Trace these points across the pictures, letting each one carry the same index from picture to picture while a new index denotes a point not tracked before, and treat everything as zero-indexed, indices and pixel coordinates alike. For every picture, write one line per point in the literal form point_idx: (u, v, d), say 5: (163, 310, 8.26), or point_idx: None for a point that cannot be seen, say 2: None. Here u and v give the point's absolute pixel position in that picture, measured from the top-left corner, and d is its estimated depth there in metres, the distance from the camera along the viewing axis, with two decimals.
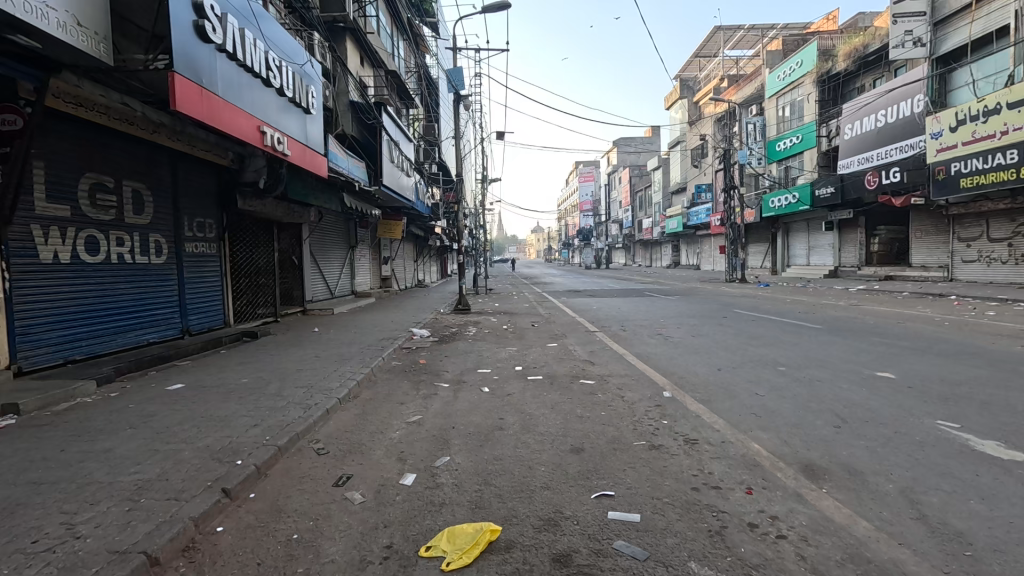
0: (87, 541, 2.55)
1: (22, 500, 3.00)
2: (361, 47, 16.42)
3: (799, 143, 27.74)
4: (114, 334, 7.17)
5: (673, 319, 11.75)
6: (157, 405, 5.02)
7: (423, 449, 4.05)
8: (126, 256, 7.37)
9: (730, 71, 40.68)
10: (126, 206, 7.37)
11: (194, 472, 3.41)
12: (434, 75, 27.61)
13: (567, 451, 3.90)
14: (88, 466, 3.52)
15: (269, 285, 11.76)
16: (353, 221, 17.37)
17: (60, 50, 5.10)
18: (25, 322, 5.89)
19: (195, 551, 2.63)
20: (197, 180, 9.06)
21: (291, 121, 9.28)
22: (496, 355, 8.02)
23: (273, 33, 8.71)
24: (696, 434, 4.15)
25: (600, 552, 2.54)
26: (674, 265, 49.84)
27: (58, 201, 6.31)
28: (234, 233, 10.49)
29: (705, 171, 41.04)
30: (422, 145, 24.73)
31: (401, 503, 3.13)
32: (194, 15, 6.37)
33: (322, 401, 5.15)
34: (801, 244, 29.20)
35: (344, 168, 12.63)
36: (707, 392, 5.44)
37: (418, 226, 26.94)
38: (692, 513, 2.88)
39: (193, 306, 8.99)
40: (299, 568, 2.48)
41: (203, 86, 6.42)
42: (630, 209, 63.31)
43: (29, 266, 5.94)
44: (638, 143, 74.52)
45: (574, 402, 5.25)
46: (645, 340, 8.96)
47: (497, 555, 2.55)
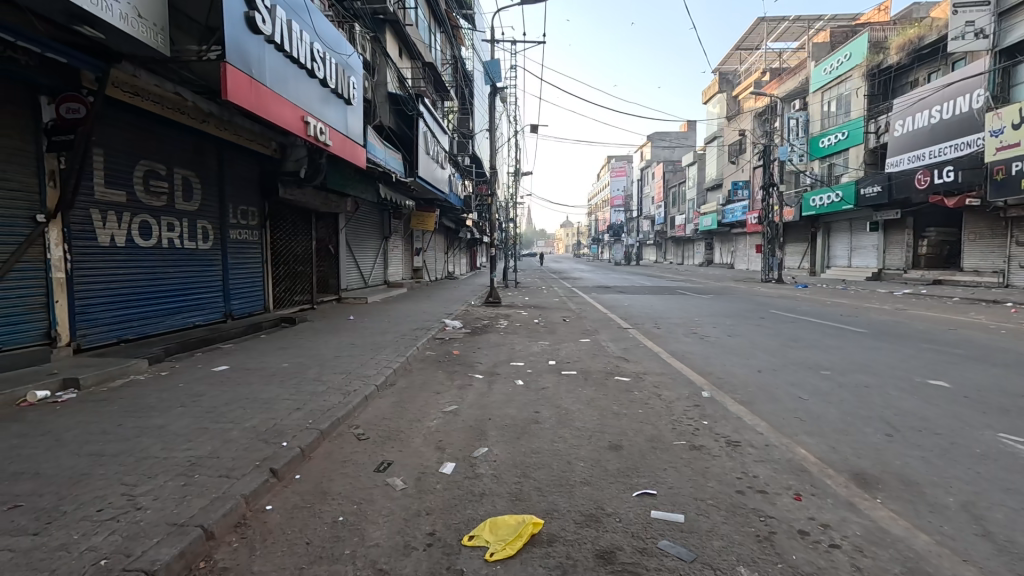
0: (146, 513, 2.66)
1: (86, 471, 3.16)
2: (400, 38, 16.53)
3: (844, 140, 26.66)
4: (163, 316, 7.46)
5: (707, 318, 11.50)
6: (204, 385, 5.22)
7: (460, 440, 4.07)
8: (175, 242, 7.66)
9: (772, 64, 39.37)
10: (176, 193, 7.65)
11: (241, 451, 3.52)
12: (469, 68, 27.66)
13: (605, 448, 3.86)
14: (143, 441, 3.66)
15: (306, 273, 12.05)
16: (388, 212, 17.63)
17: (122, 42, 5.30)
18: (84, 301, 6.17)
19: (247, 528, 2.72)
20: (242, 169, 9.33)
21: (332, 112, 9.42)
22: (529, 349, 8.02)
23: (319, 25, 8.86)
24: (738, 436, 4.05)
25: (645, 551, 2.51)
26: (708, 263, 48.90)
27: (115, 187, 6.58)
28: (275, 221, 10.78)
29: (743, 168, 39.96)
30: (456, 138, 24.83)
31: (442, 491, 3.16)
32: (246, 7, 6.51)
33: (360, 388, 5.25)
34: (842, 245, 28.19)
35: (381, 159, 12.78)
36: (746, 393, 5.31)
37: (451, 219, 27.23)
38: (738, 517, 2.81)
39: (236, 291, 9.29)
40: (345, 550, 2.53)
41: (252, 76, 6.57)
42: (662, 206, 62.24)
43: (89, 249, 6.21)
44: (673, 138, 73.05)
45: (610, 399, 5.20)
46: (680, 339, 8.79)
47: (540, 548, 2.54)
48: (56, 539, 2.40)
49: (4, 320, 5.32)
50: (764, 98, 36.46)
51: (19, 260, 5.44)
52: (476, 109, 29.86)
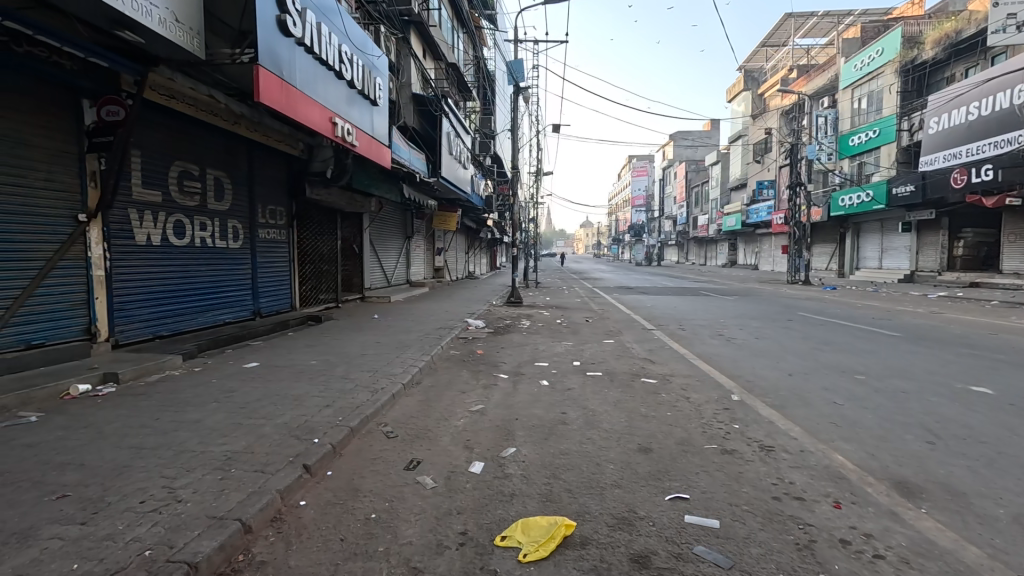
0: (186, 506, 2.72)
1: (126, 463, 3.24)
2: (423, 38, 16.64)
3: (875, 138, 25.94)
4: (195, 313, 7.64)
5: (734, 320, 11.32)
6: (236, 382, 5.34)
7: (488, 439, 4.08)
8: (207, 241, 7.84)
9: (800, 61, 38.54)
10: (208, 193, 7.85)
11: (274, 447, 3.57)
12: (492, 68, 27.81)
13: (635, 450, 3.81)
14: (180, 435, 3.76)
15: (331, 272, 12.23)
16: (411, 211, 17.80)
17: (160, 46, 5.44)
18: (122, 298, 6.37)
19: (282, 523, 2.76)
20: (271, 169, 9.51)
21: (359, 113, 9.54)
22: (552, 349, 8.00)
23: (347, 27, 8.98)
24: (771, 441, 3.97)
25: (680, 556, 2.47)
26: (731, 264, 48.19)
27: (150, 188, 6.76)
28: (302, 221, 10.98)
29: (768, 167, 39.24)
30: (478, 138, 24.95)
31: (472, 490, 3.16)
32: (278, 10, 6.64)
33: (388, 386, 5.30)
34: (872, 246, 27.46)
35: (405, 159, 12.90)
36: (778, 397, 5.20)
37: (472, 219, 27.36)
38: (775, 524, 2.74)
39: (264, 290, 9.48)
40: (379, 547, 2.55)
41: (283, 78, 6.69)
42: (684, 206, 61.51)
43: (126, 248, 6.40)
44: (696, 137, 72.14)
45: (637, 400, 5.16)
46: (706, 341, 8.65)
47: (573, 551, 2.52)
48: (102, 529, 2.47)
49: (47, 316, 5.49)
50: (792, 96, 35.73)
51: (63, 258, 5.63)
52: (499, 109, 29.98)
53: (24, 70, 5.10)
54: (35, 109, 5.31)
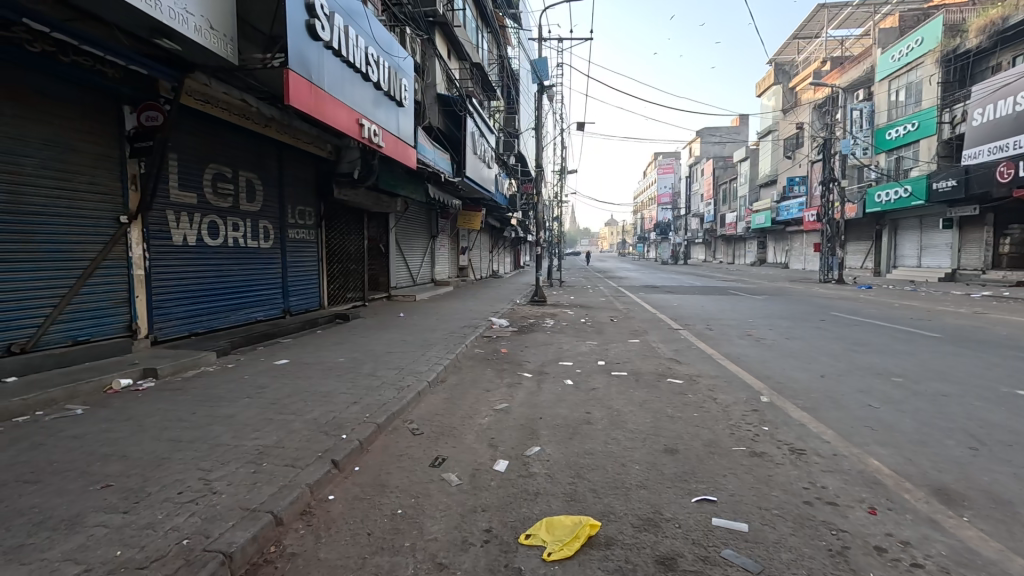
0: (222, 497, 2.82)
1: (165, 456, 3.37)
2: (448, 39, 16.76)
3: (914, 131, 24.97)
4: (229, 311, 7.89)
5: (762, 320, 11.04)
6: (267, 378, 5.49)
7: (512, 437, 4.10)
8: (239, 241, 8.08)
9: (833, 53, 37.38)
10: (241, 194, 8.08)
11: (304, 442, 3.66)
12: (515, 67, 27.83)
13: (661, 451, 3.77)
14: (214, 429, 3.88)
15: (358, 271, 12.43)
16: (436, 211, 17.95)
17: (196, 52, 5.63)
18: (160, 296, 6.62)
19: (312, 516, 2.83)
20: (300, 171, 9.73)
21: (385, 114, 9.68)
22: (577, 348, 7.97)
23: (373, 29, 9.11)
24: (803, 444, 3.87)
25: (707, 559, 2.43)
26: (760, 262, 47.14)
27: (187, 190, 7.01)
28: (330, 221, 11.20)
29: (800, 163, 38.19)
30: (503, 138, 25.00)
31: (496, 489, 3.18)
32: (307, 15, 6.78)
33: (413, 384, 5.37)
34: (910, 243, 26.48)
35: (430, 159, 13.01)
36: (810, 399, 5.05)
37: (496, 218, 27.46)
38: (807, 529, 2.67)
39: (294, 288, 9.71)
40: (405, 542, 2.58)
41: (312, 81, 6.83)
42: (711, 203, 60.36)
43: (164, 248, 6.65)
44: (724, 133, 70.75)
45: (663, 401, 5.09)
46: (734, 341, 8.47)
47: (598, 551, 2.51)
48: (143, 518, 2.58)
49: (93, 313, 5.74)
50: (825, 89, 34.67)
51: (106, 259, 5.87)
52: (522, 109, 29.99)
53: (70, 79, 5.35)
54: (80, 116, 5.55)
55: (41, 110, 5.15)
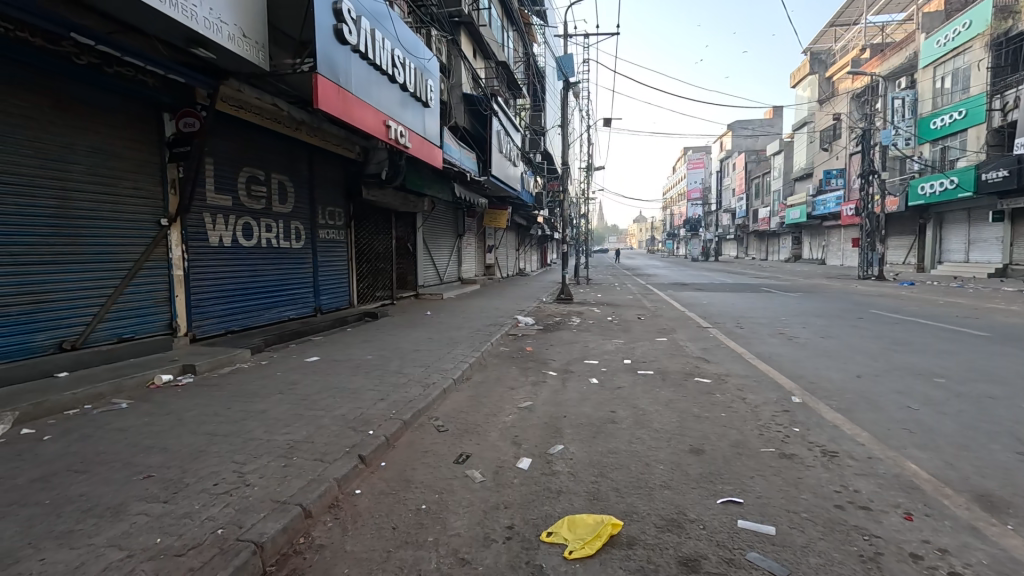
0: (254, 490, 2.93)
1: (202, 449, 3.52)
2: (473, 38, 16.86)
3: (961, 119, 23.76)
4: (262, 310, 8.15)
5: (796, 318, 10.72)
6: (298, 375, 5.66)
7: (536, 435, 4.11)
8: (272, 241, 8.33)
9: (873, 40, 35.88)
10: (273, 197, 8.33)
11: (333, 437, 3.76)
12: (541, 65, 27.78)
13: (686, 451, 3.73)
14: (248, 424, 4.03)
15: (386, 270, 12.65)
16: (463, 210, 18.12)
17: (230, 60, 5.83)
18: (199, 296, 6.90)
19: (339, 509, 2.92)
20: (329, 172, 9.95)
21: (411, 115, 9.80)
22: (603, 347, 7.91)
23: (399, 32, 9.23)
24: (835, 446, 3.76)
25: (732, 562, 2.40)
26: (795, 259, 45.76)
27: (222, 193, 7.26)
28: (359, 221, 11.43)
29: (837, 155, 36.86)
30: (529, 135, 25.00)
31: (519, 486, 3.20)
32: (334, 20, 6.93)
33: (438, 381, 5.44)
34: (957, 238, 25.24)
35: (456, 159, 13.12)
36: (844, 400, 4.90)
37: (522, 216, 27.49)
38: (838, 534, 2.61)
39: (325, 287, 9.96)
40: (428, 537, 2.63)
41: (339, 84, 6.97)
42: (743, 198, 58.85)
43: (202, 249, 6.91)
44: (757, 125, 68.84)
45: (690, 400, 5.01)
46: (765, 340, 8.26)
47: (620, 550, 2.50)
48: (181, 508, 2.71)
49: (137, 312, 6.03)
50: (864, 78, 33.38)
51: (149, 260, 6.16)
52: (548, 106, 29.88)
53: (114, 89, 5.61)
54: (123, 124, 5.81)
55: (88, 118, 5.43)
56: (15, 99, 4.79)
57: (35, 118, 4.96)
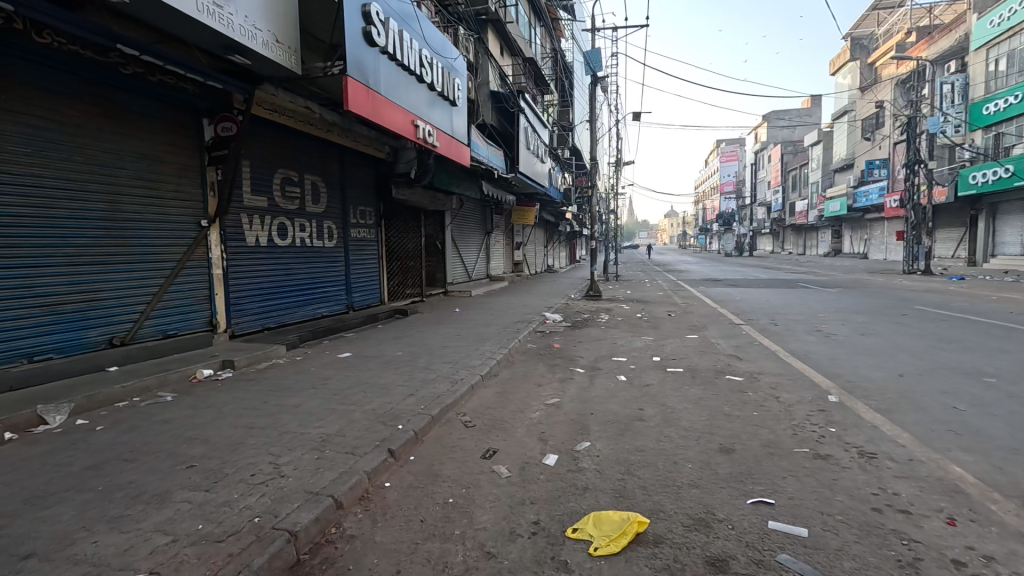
0: (289, 480, 3.04)
1: (239, 441, 3.67)
2: (500, 35, 16.88)
3: (1017, 103, 22.39)
4: (297, 307, 8.40)
5: (835, 314, 10.36)
6: (331, 370, 5.82)
7: (563, 432, 4.11)
8: (306, 241, 8.57)
9: (920, 22, 34.16)
10: (307, 197, 8.56)
11: (363, 431, 3.86)
12: (569, 60, 27.60)
13: (715, 450, 3.66)
14: (283, 417, 4.18)
15: (416, 268, 12.84)
16: (491, 208, 18.20)
17: (264, 65, 6.02)
18: (237, 294, 7.17)
19: (369, 501, 3.00)
20: (360, 172, 10.16)
21: (439, 114, 9.89)
22: (631, 344, 7.83)
23: (426, 32, 9.33)
24: (874, 447, 3.63)
25: (761, 563, 2.35)
26: (835, 253, 44.10)
27: (258, 194, 7.51)
28: (389, 220, 11.62)
29: (880, 145, 35.32)
30: (557, 131, 24.89)
31: (545, 482, 3.22)
32: (363, 22, 7.06)
33: (466, 377, 5.51)
34: (1013, 229, 23.81)
35: (483, 157, 13.19)
36: (885, 400, 4.71)
37: (551, 212, 27.41)
38: (874, 537, 2.53)
39: (357, 285, 10.18)
40: (455, 531, 2.68)
41: (369, 86, 7.11)
42: (779, 191, 57.10)
43: (240, 249, 7.17)
44: (794, 115, 66.51)
45: (721, 398, 4.92)
46: (801, 337, 8.01)
47: (646, 548, 2.49)
48: (221, 496, 2.83)
49: (179, 309, 6.31)
50: (909, 63, 31.84)
51: (190, 260, 6.43)
52: (577, 101, 29.66)
53: (157, 96, 5.88)
54: (166, 130, 6.08)
55: (134, 125, 5.70)
56: (68, 109, 5.06)
57: (87, 126, 5.24)
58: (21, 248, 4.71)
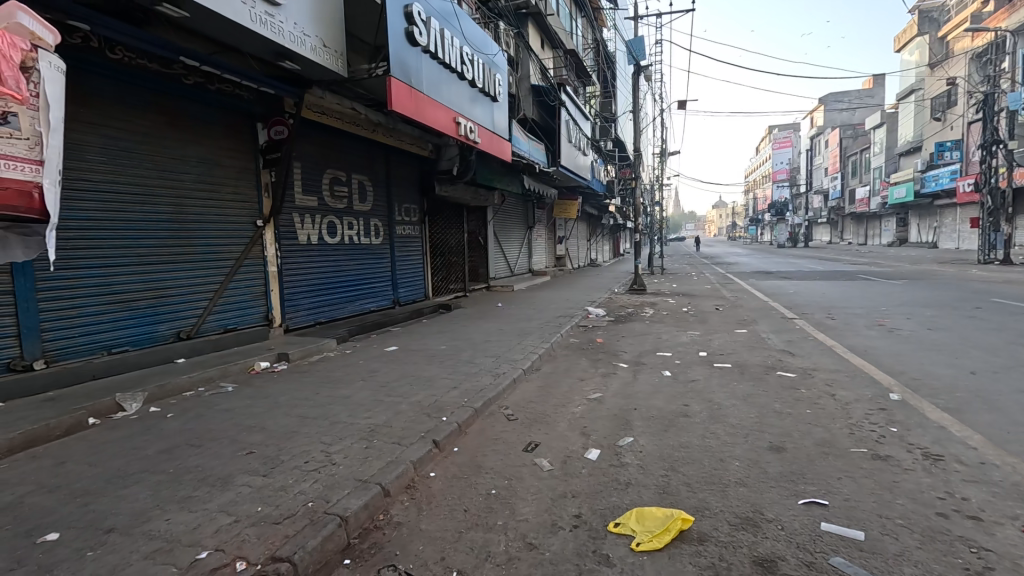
0: (340, 468, 3.18)
1: (293, 429, 3.86)
2: (541, 28, 16.78)
3: None
4: (347, 302, 8.71)
5: (899, 308, 9.74)
6: (378, 364, 6.01)
7: (605, 427, 4.09)
8: (354, 238, 8.86)
9: None
10: (354, 196, 8.85)
11: (409, 422, 3.99)
12: (612, 49, 27.07)
13: (765, 448, 3.55)
14: (334, 408, 4.37)
15: (459, 263, 13.02)
16: (532, 202, 18.18)
17: (313, 70, 6.25)
18: (291, 290, 7.51)
19: (415, 490, 3.10)
20: (404, 170, 10.39)
21: (480, 110, 9.96)
22: (676, 339, 7.66)
23: (467, 29, 9.40)
24: (940, 449, 3.41)
25: (812, 565, 2.27)
26: (901, 242, 41.37)
27: (309, 194, 7.83)
28: (433, 217, 11.83)
29: (952, 125, 32.75)
30: (599, 123, 24.54)
31: (587, 476, 3.21)
32: (406, 23, 7.19)
33: (509, 371, 5.57)
34: None
35: (525, 152, 13.19)
36: (954, 399, 4.41)
37: (593, 206, 27.12)
38: (939, 544, 2.38)
39: (402, 281, 10.44)
40: (498, 521, 2.73)
41: (412, 85, 7.25)
42: (837, 177, 54.05)
43: (292, 247, 7.50)
44: (854, 96, 62.65)
45: (771, 395, 4.75)
46: (860, 332, 7.59)
47: (690, 546, 2.45)
48: (277, 481, 3.00)
49: (238, 304, 6.68)
50: (986, 34, 29.27)
51: (247, 258, 6.79)
52: (619, 91, 29.10)
53: (215, 104, 6.23)
54: (225, 135, 6.44)
55: (197, 132, 6.07)
56: (139, 120, 5.44)
57: (155, 135, 5.61)
58: (99, 249, 5.11)
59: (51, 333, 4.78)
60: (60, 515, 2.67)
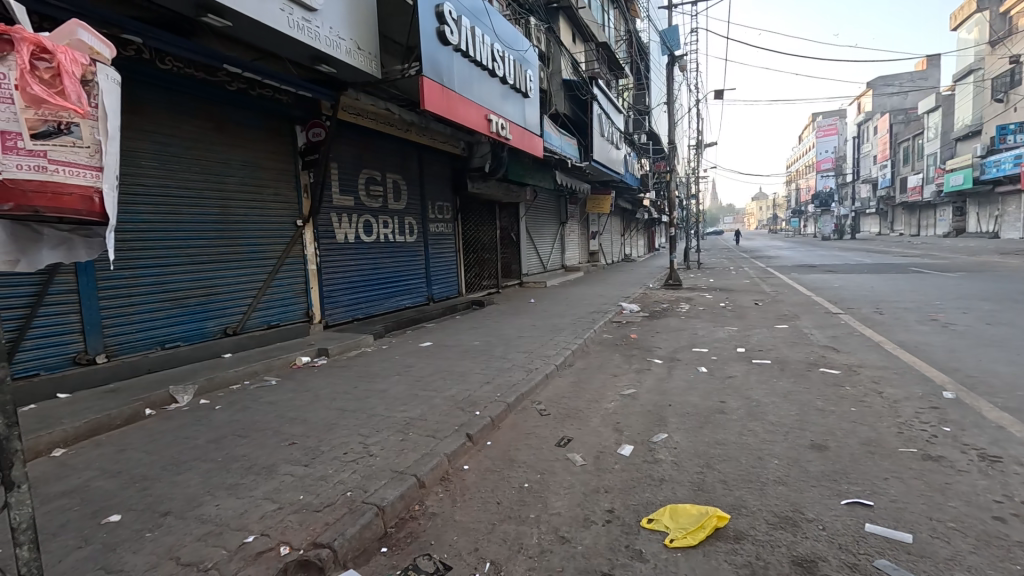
0: (376, 460, 3.27)
1: (332, 422, 3.99)
2: (572, 22, 16.61)
3: None
4: (383, 299, 8.91)
5: (956, 301, 9.19)
6: (413, 359, 6.13)
7: (638, 423, 4.05)
8: (389, 236, 9.05)
9: None
10: (389, 195, 9.02)
11: (443, 416, 4.06)
12: (645, 40, 26.55)
13: (806, 446, 3.44)
14: (371, 401, 4.50)
15: (492, 260, 13.09)
16: (565, 198, 18.06)
17: (348, 72, 6.40)
18: (330, 287, 7.74)
19: (449, 482, 3.16)
20: (437, 168, 10.52)
21: (511, 107, 9.97)
22: (713, 334, 7.49)
23: (498, 26, 9.41)
24: (999, 450, 3.22)
25: (855, 567, 2.20)
26: (958, 233, 38.99)
27: (345, 193, 8.03)
28: (465, 214, 11.94)
29: (1016, 106, 30.66)
30: (632, 116, 24.12)
31: (619, 472, 3.20)
32: (437, 22, 7.27)
33: (541, 366, 5.58)
34: None
35: (557, 147, 13.13)
36: (1015, 399, 4.14)
37: (627, 200, 26.72)
38: (995, 549, 2.26)
39: (436, 277, 10.58)
40: (531, 514, 2.76)
41: (443, 84, 7.32)
42: (888, 164, 51.46)
43: (330, 245, 7.72)
44: (905, 79, 59.35)
45: (813, 393, 4.59)
46: (911, 327, 7.23)
47: (725, 544, 2.41)
48: (317, 471, 3.12)
49: (281, 301, 6.94)
50: None
51: (288, 258, 7.04)
52: (653, 82, 28.50)
53: (257, 108, 6.47)
54: (266, 139, 6.69)
55: (240, 136, 6.33)
56: (187, 126, 5.71)
57: (202, 139, 5.88)
58: (154, 249, 5.40)
59: (111, 328, 5.07)
60: (120, 498, 2.86)
